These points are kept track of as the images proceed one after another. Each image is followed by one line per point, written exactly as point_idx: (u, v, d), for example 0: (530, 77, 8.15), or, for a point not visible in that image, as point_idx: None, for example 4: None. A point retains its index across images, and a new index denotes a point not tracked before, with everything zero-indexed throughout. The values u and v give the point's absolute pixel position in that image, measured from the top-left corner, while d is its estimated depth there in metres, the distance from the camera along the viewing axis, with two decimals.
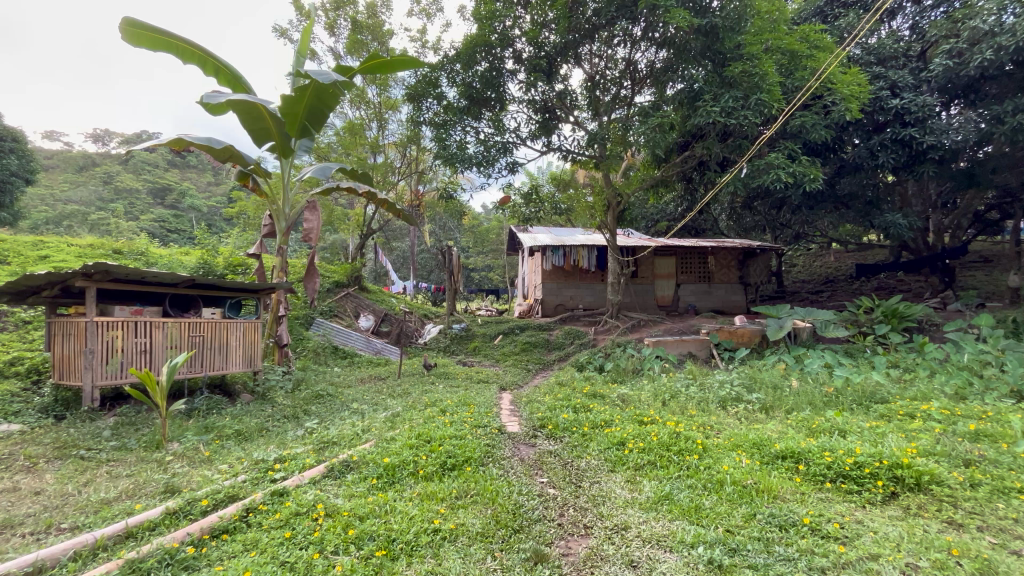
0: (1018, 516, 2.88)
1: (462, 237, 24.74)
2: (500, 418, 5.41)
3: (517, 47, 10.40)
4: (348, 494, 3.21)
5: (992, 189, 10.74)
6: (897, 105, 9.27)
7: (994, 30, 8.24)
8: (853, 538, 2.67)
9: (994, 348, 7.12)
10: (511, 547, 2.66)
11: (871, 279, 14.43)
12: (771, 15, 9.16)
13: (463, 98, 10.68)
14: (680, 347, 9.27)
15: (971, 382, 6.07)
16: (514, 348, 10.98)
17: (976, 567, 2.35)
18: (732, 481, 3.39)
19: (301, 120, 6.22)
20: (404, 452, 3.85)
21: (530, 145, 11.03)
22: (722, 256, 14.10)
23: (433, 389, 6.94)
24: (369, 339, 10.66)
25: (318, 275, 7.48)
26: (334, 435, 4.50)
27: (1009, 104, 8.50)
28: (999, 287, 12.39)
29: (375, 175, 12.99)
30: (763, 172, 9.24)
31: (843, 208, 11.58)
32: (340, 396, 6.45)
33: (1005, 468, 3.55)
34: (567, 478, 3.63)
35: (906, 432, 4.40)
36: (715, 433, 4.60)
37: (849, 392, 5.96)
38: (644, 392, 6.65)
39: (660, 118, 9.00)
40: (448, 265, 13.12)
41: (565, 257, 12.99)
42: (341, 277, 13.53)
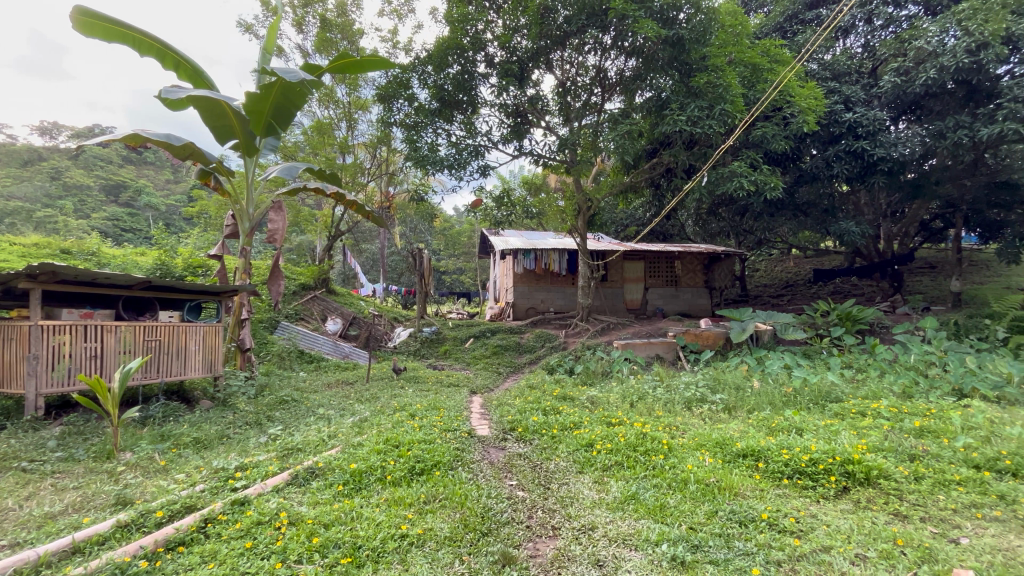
0: (956, 507, 3.07)
1: (433, 240, 24.62)
2: (470, 421, 5.38)
3: (489, 51, 10.42)
4: (313, 501, 3.14)
5: (937, 200, 11.43)
6: (850, 119, 9.78)
7: (937, 51, 8.78)
8: (807, 531, 2.79)
9: (937, 349, 7.57)
10: (479, 550, 2.66)
11: (828, 284, 15.11)
12: (735, 28, 9.37)
13: (435, 100, 10.64)
14: (647, 349, 9.48)
15: (916, 381, 6.44)
16: (485, 351, 10.98)
17: (919, 555, 2.50)
18: (695, 479, 3.48)
19: (266, 118, 6.07)
20: (371, 457, 3.79)
21: (502, 148, 11.08)
22: (689, 261, 14.49)
23: (403, 393, 6.86)
24: (337, 343, 10.41)
25: (284, 277, 7.27)
26: (299, 442, 4.39)
27: (951, 121, 9.11)
28: (943, 292, 13.18)
29: (344, 176, 12.78)
30: (726, 180, 9.55)
31: (801, 216, 12.10)
32: (305, 402, 6.29)
33: (946, 462, 3.79)
34: (536, 480, 3.66)
35: (857, 429, 4.63)
36: (680, 433, 4.73)
37: (806, 392, 6.21)
38: (614, 394, 6.76)
39: (629, 126, 9.20)
40: (418, 268, 13.00)
41: (537, 261, 13.09)
42: (308, 280, 13.22)
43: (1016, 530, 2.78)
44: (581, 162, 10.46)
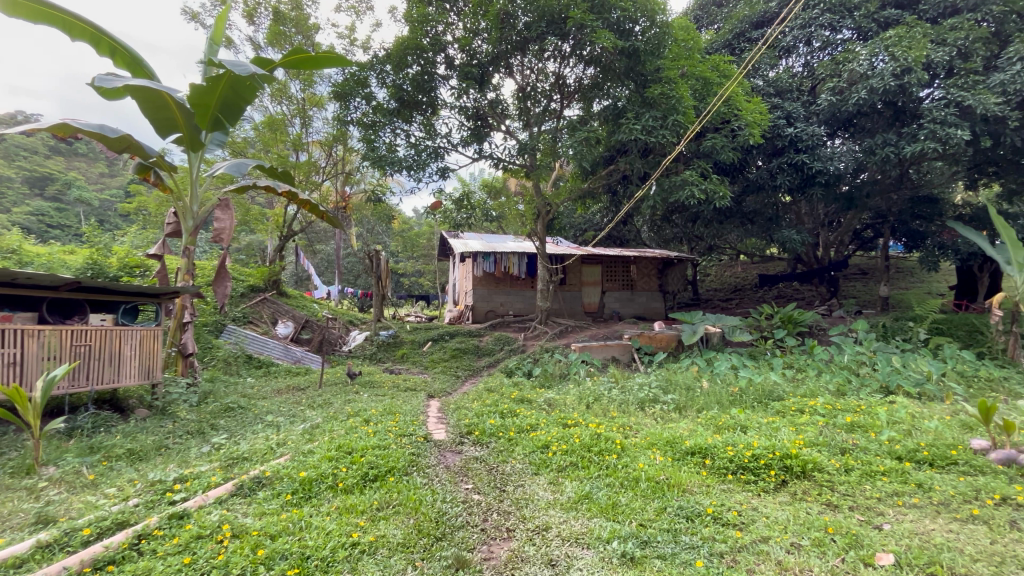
0: (880, 496, 3.32)
1: (391, 242, 24.23)
2: (427, 426, 5.32)
3: (449, 52, 10.38)
4: (259, 512, 3.01)
5: (868, 211, 12.29)
6: (791, 133, 10.41)
7: (868, 73, 9.43)
8: (749, 523, 2.94)
9: (867, 349, 8.15)
10: (433, 555, 2.64)
11: (773, 289, 15.96)
12: (687, 43, 9.83)
13: (394, 99, 10.48)
14: (604, 351, 9.70)
15: (849, 380, 6.92)
16: (444, 355, 10.87)
17: (847, 542, 2.69)
18: (646, 477, 3.59)
19: (214, 112, 5.79)
20: (322, 465, 3.68)
21: (461, 151, 11.05)
22: (644, 265, 14.93)
23: (358, 399, 6.68)
24: (287, 347, 10.02)
25: (231, 277, 6.93)
26: (245, 450, 4.20)
27: (879, 138, 9.72)
28: (874, 297, 14.19)
29: (297, 174, 12.38)
30: (678, 188, 9.94)
31: (747, 223, 12.73)
32: (253, 409, 6.02)
33: (873, 454, 4.08)
34: (492, 483, 3.67)
35: (796, 425, 4.92)
36: (633, 433, 4.85)
37: (751, 391, 6.52)
38: (570, 396, 6.87)
39: (587, 133, 9.42)
40: (375, 270, 12.73)
41: (496, 264, 13.10)
42: (257, 282, 12.68)
43: (931, 515, 3.04)
44: (540, 166, 10.57)
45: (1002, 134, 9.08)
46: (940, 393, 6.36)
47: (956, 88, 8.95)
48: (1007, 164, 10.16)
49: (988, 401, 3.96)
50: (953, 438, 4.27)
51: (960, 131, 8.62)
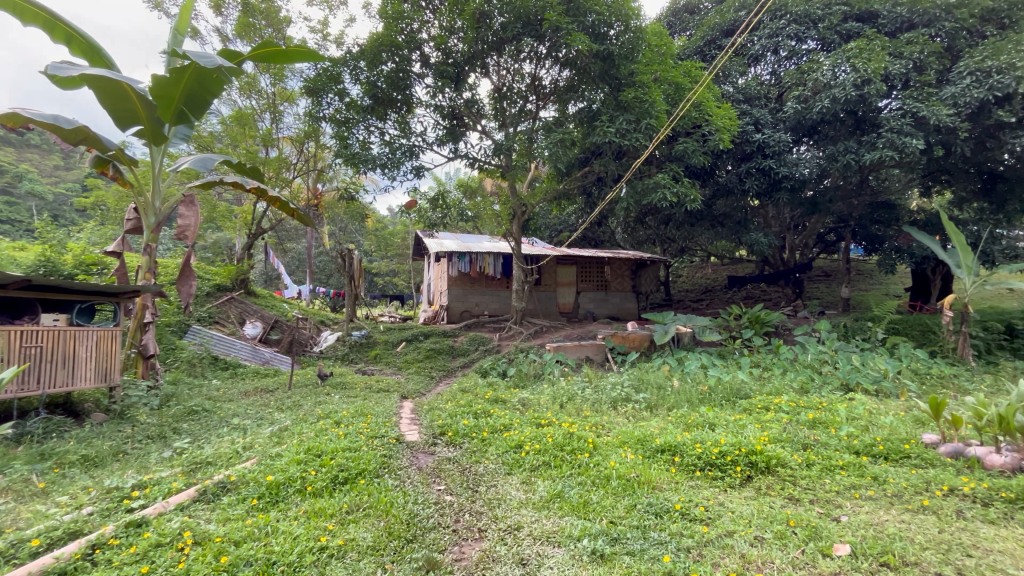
0: (839, 489, 3.46)
1: (364, 241, 23.86)
2: (400, 427, 5.27)
3: (424, 50, 10.29)
4: (223, 518, 2.93)
5: (831, 215, 12.77)
6: (759, 139, 10.74)
7: (831, 82, 9.78)
8: (715, 518, 3.01)
9: (829, 348, 8.46)
10: (403, 557, 2.62)
11: (741, 290, 16.41)
12: (660, 48, 10.00)
13: (368, 96, 10.33)
14: (578, 351, 9.80)
15: (812, 378, 7.18)
16: (418, 355, 10.78)
17: (807, 534, 2.80)
18: (617, 475, 3.65)
19: (178, 105, 5.58)
20: (290, 468, 3.59)
21: (436, 150, 10.98)
22: (618, 266, 15.13)
23: (328, 401, 6.55)
24: (255, 348, 9.75)
25: (195, 277, 6.68)
26: (209, 454, 4.07)
27: (841, 145, 10.07)
28: (836, 298, 14.74)
29: (267, 171, 12.06)
30: (651, 191, 10.12)
31: (717, 226, 13.06)
32: (218, 412, 5.84)
33: (832, 449, 4.25)
34: (465, 484, 3.66)
35: (762, 422, 5.07)
36: (605, 432, 4.92)
37: (720, 390, 6.69)
38: (544, 396, 6.91)
39: (562, 134, 9.50)
40: (348, 269, 12.50)
41: (471, 264, 13.07)
42: (224, 281, 12.30)
43: (885, 506, 3.19)
44: (516, 166, 10.60)
45: (953, 144, 9.59)
46: (896, 390, 6.66)
47: (912, 99, 9.40)
48: (958, 172, 10.72)
49: (938, 397, 4.17)
50: (906, 433, 4.49)
51: (915, 140, 9.05)
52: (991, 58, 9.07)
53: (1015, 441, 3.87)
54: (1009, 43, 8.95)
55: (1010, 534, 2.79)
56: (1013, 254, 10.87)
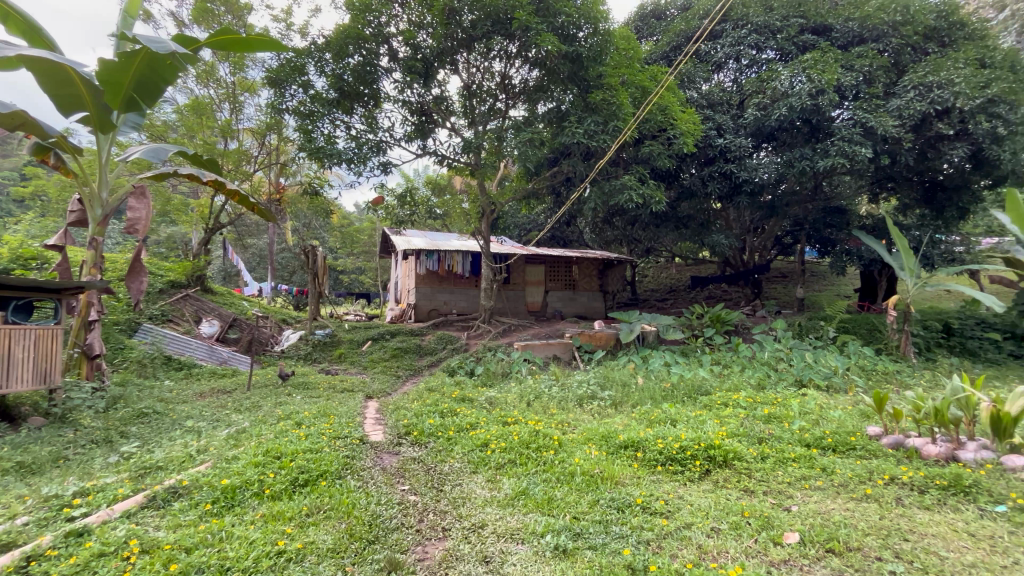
0: (790, 480, 3.63)
1: (329, 238, 23.26)
2: (364, 427, 5.18)
3: (392, 45, 10.13)
4: (173, 524, 2.80)
5: (788, 219, 13.32)
6: (720, 144, 11.09)
7: (789, 91, 10.16)
8: (674, 511, 3.10)
9: (785, 346, 8.83)
10: (364, 559, 2.58)
11: (704, 290, 16.91)
12: (628, 52, 10.18)
13: (333, 89, 10.07)
14: (545, 350, 9.89)
15: (768, 374, 7.49)
16: (384, 354, 10.61)
17: (761, 524, 2.91)
18: (581, 471, 3.70)
19: (126, 90, 5.26)
20: (247, 471, 3.48)
21: (404, 146, 10.84)
22: (585, 266, 15.34)
23: (289, 401, 6.37)
24: (212, 348, 9.38)
25: (147, 273, 6.34)
26: (159, 459, 3.89)
27: (797, 152, 10.49)
28: (791, 298, 15.43)
29: (226, 163, 11.59)
30: (618, 192, 10.30)
31: (682, 228, 13.40)
32: (170, 414, 5.58)
33: (785, 442, 4.45)
34: (429, 483, 3.62)
35: (721, 418, 5.25)
36: (571, 429, 4.98)
37: (682, 387, 6.89)
38: (512, 394, 6.94)
39: (531, 134, 9.54)
40: (312, 266, 12.17)
41: (440, 262, 12.99)
42: (178, 277, 11.76)
43: (832, 496, 3.37)
44: (485, 165, 10.57)
45: (898, 154, 10.17)
46: (844, 385, 7.03)
47: (862, 110, 9.89)
48: (902, 180, 11.38)
49: (881, 391, 4.42)
50: (852, 426, 4.74)
51: (864, 149, 9.54)
52: (932, 74, 9.72)
53: (948, 432, 4.14)
54: (948, 61, 9.70)
55: (942, 518, 3.00)
56: (950, 258, 11.64)
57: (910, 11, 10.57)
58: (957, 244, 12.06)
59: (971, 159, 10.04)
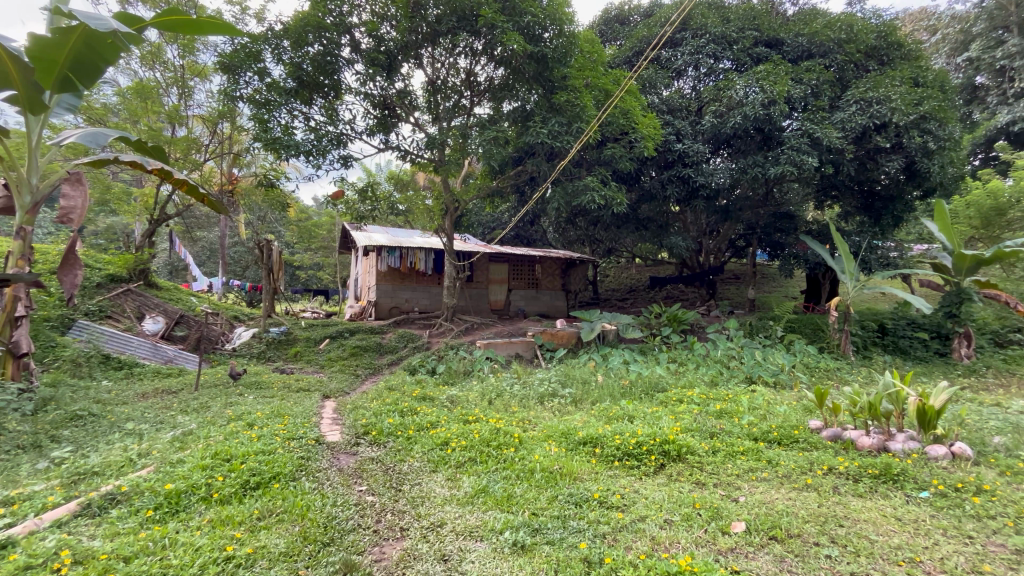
0: (739, 472, 3.81)
1: (286, 232, 22.42)
2: (320, 427, 5.04)
3: (355, 35, 9.87)
4: (111, 533, 2.64)
5: (741, 223, 13.90)
6: (679, 149, 11.42)
7: (744, 101, 10.57)
8: (630, 505, 3.19)
9: (737, 344, 9.22)
10: (318, 562, 2.51)
11: (662, 290, 17.42)
12: (591, 55, 10.33)
13: (291, 78, 9.71)
14: (508, 348, 9.95)
15: (721, 372, 7.82)
16: (343, 353, 10.34)
17: (710, 514, 3.04)
18: (541, 468, 3.75)
19: (61, 68, 4.89)
20: (193, 475, 3.31)
21: (366, 139, 10.62)
22: (548, 265, 15.48)
23: (241, 401, 6.11)
24: (156, 346, 8.89)
25: (83, 266, 5.88)
26: (95, 464, 3.65)
27: (750, 159, 10.97)
28: (744, 299, 16.13)
29: (173, 151, 10.96)
30: (581, 192, 10.45)
31: (642, 229, 13.75)
32: (109, 416, 5.25)
33: (735, 436, 4.66)
34: (388, 484, 3.57)
35: (675, 414, 5.44)
36: (531, 427, 5.02)
37: (639, 384, 7.08)
38: (473, 392, 6.92)
39: (496, 132, 9.54)
40: (267, 261, 11.71)
41: (402, 259, 12.81)
42: (119, 271, 11.04)
43: (776, 486, 3.56)
44: (449, 161, 10.50)
45: (840, 164, 10.84)
46: (790, 381, 7.44)
47: (810, 121, 10.43)
48: (845, 189, 12.07)
49: (822, 387, 4.69)
50: (796, 420, 5.01)
51: (811, 158, 10.08)
52: (872, 90, 10.39)
53: (880, 424, 4.46)
54: (885, 79, 10.40)
55: (873, 504, 3.22)
56: (885, 262, 12.50)
57: (853, 30, 11.26)
58: (892, 250, 12.95)
59: (904, 171, 10.82)
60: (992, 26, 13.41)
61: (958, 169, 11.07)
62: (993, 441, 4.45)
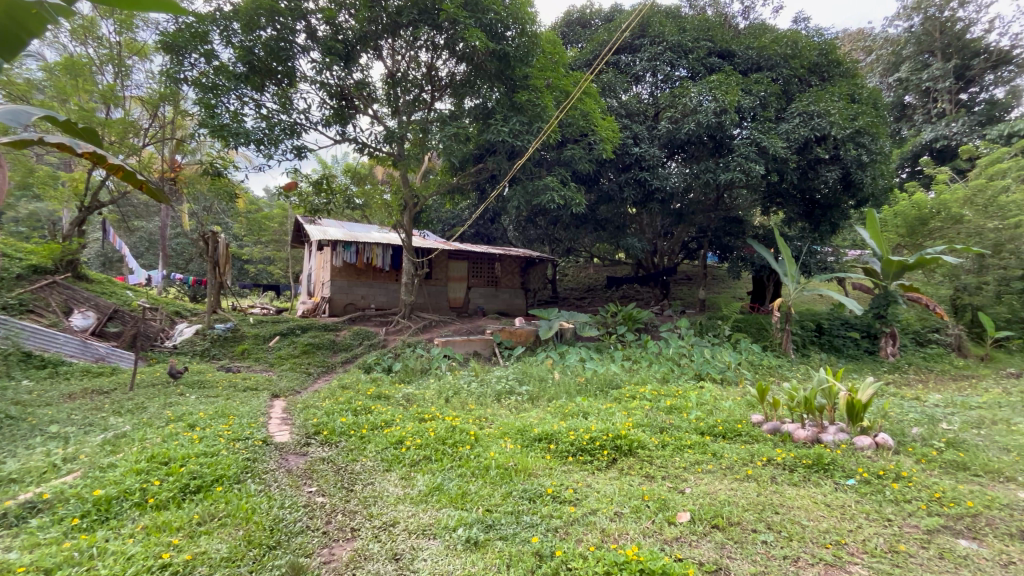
0: (685, 464, 3.98)
1: (234, 224, 21.38)
2: (268, 428, 4.85)
3: (311, 22, 9.52)
4: (29, 544, 2.45)
5: (694, 226, 14.44)
6: (636, 153, 11.71)
7: (698, 108, 10.97)
8: (582, 499, 3.26)
9: (687, 342, 9.59)
10: (263, 566, 2.43)
11: (618, 289, 17.87)
12: (553, 56, 10.37)
13: (241, 63, 9.24)
14: (466, 346, 9.90)
15: (672, 369, 8.10)
16: (294, 350, 9.98)
17: (658, 506, 3.16)
18: (496, 464, 3.77)
19: None
20: (126, 480, 3.11)
21: (321, 130, 10.28)
22: (508, 264, 15.54)
23: (182, 401, 5.79)
24: (87, 343, 8.27)
25: None
26: (12, 471, 3.36)
27: (703, 165, 11.42)
28: (695, 299, 16.77)
29: (107, 134, 10.20)
30: (541, 192, 10.56)
31: (600, 230, 14.03)
32: (30, 419, 4.83)
33: (683, 431, 4.85)
34: (339, 484, 3.48)
35: (628, 410, 5.59)
36: (487, 425, 5.03)
37: (595, 381, 7.24)
38: (430, 390, 6.85)
39: (456, 129, 9.47)
40: (213, 254, 11.11)
41: (358, 255, 12.49)
42: (42, 262, 10.17)
43: (720, 477, 3.74)
44: (408, 156, 10.34)
45: (784, 173, 11.33)
46: (735, 378, 7.81)
47: (758, 131, 10.96)
48: (789, 198, 12.78)
49: (763, 383, 4.95)
50: (740, 415, 5.27)
51: (758, 166, 10.59)
52: (813, 105, 11.05)
53: (814, 417, 4.76)
54: (825, 94, 11.09)
55: (806, 492, 3.45)
56: (823, 266, 13.32)
57: (798, 47, 12.00)
58: (829, 255, 13.83)
59: (841, 181, 11.58)
60: (919, 50, 14.59)
61: (887, 181, 11.95)
62: (911, 432, 4.85)
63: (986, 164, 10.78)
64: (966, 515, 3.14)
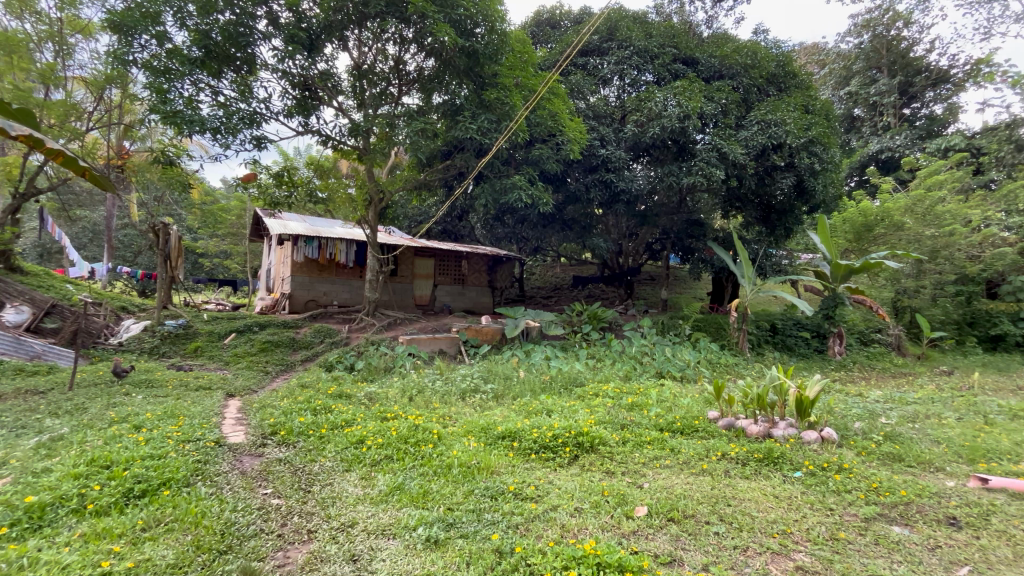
0: (644, 460, 4.08)
1: (187, 216, 20.39)
2: (221, 429, 4.65)
3: (273, 8, 9.18)
4: None
5: (658, 228, 14.79)
6: (603, 154, 11.89)
7: (662, 113, 11.22)
8: (543, 495, 3.30)
9: (649, 341, 9.82)
10: (213, 571, 2.34)
11: (584, 288, 18.11)
12: (522, 55, 10.36)
13: (197, 46, 8.81)
14: (431, 344, 9.82)
15: (634, 367, 8.29)
16: (251, 348, 9.63)
17: (617, 501, 3.23)
18: (458, 463, 3.76)
19: None
20: (63, 485, 2.93)
21: (283, 121, 9.94)
22: (475, 261, 15.48)
23: (127, 402, 5.48)
24: (21, 340, 7.71)
25: None
26: None
27: (667, 168, 11.71)
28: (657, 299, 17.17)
29: (45, 116, 9.53)
30: (508, 190, 10.58)
31: (567, 229, 14.17)
32: None
33: (643, 427, 4.97)
34: (296, 485, 3.39)
35: (592, 407, 5.69)
36: (451, 423, 5.00)
37: (559, 378, 7.33)
38: (393, 389, 6.75)
39: (424, 124, 9.35)
40: (164, 247, 10.55)
41: (321, 250, 12.16)
42: None
43: (677, 472, 3.86)
44: (373, 150, 10.13)
45: (743, 178, 11.82)
46: (694, 375, 8.07)
47: (719, 137, 11.31)
48: (747, 203, 13.25)
49: (720, 381, 5.12)
50: (698, 411, 5.44)
51: (718, 171, 10.93)
52: (770, 114, 11.51)
53: (766, 414, 4.97)
54: (782, 104, 11.57)
55: (757, 484, 3.61)
56: (778, 269, 13.91)
57: (757, 57, 12.47)
58: (783, 258, 14.44)
59: (795, 188, 12.13)
60: (868, 66, 15.46)
61: (836, 189, 12.59)
62: (853, 426, 5.15)
63: (924, 175, 11.48)
64: (899, 503, 3.36)
